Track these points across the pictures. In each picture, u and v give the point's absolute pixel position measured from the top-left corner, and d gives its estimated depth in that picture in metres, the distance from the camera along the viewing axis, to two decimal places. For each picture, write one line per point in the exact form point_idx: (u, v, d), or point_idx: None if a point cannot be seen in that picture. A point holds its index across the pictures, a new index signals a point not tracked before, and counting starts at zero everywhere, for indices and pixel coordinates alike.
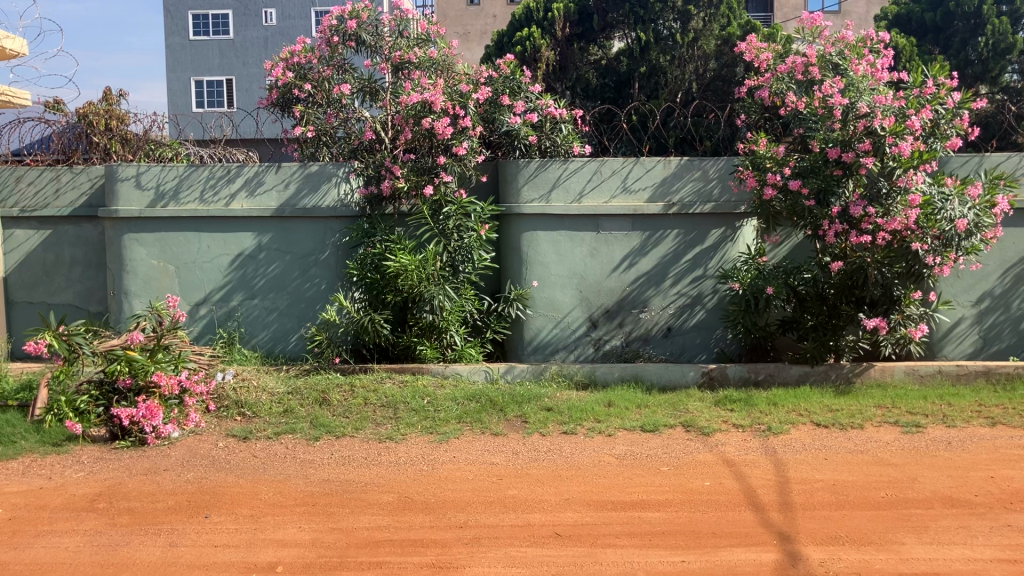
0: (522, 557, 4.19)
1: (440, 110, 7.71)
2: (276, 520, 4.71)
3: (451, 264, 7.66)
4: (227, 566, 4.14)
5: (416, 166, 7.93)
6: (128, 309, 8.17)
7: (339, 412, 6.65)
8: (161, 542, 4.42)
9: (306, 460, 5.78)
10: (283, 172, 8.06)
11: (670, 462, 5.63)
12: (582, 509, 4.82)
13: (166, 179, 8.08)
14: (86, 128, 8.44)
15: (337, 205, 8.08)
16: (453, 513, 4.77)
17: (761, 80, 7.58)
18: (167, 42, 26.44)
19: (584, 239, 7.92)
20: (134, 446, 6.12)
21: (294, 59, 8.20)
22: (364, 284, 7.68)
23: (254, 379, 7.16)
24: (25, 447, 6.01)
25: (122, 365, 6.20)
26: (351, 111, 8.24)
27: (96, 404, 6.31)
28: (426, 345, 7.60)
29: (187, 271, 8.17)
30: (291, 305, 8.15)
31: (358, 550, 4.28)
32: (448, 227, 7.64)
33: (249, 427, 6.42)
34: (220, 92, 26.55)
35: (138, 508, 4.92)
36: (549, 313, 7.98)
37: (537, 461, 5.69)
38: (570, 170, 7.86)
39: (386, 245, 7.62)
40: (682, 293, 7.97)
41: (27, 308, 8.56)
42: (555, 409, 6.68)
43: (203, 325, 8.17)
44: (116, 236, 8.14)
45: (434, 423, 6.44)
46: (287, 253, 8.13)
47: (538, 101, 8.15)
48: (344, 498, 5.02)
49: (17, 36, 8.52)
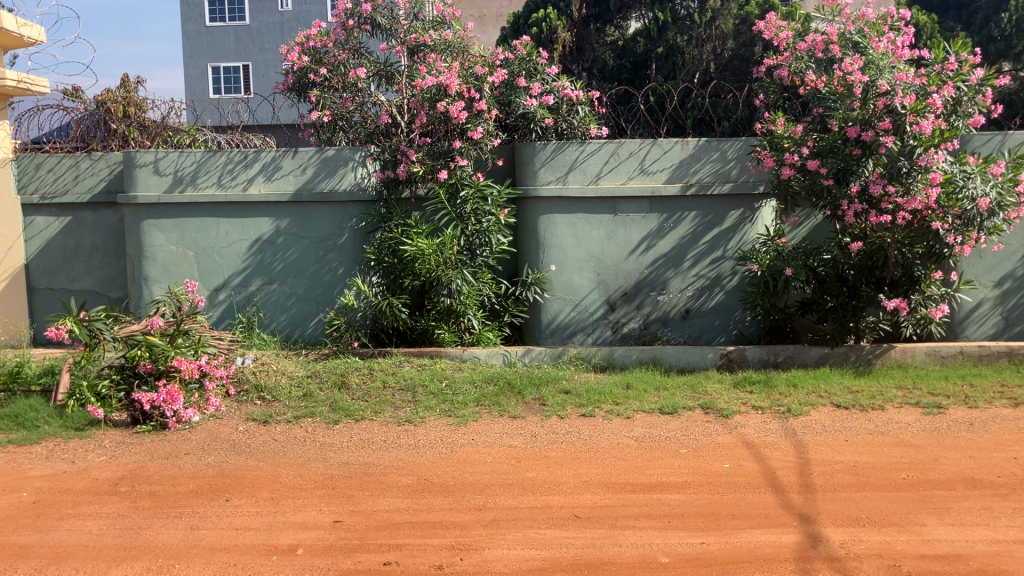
0: (542, 539, 4.19)
1: (455, 93, 7.74)
2: (296, 502, 4.73)
3: (469, 247, 7.70)
4: (248, 549, 4.16)
5: (431, 150, 7.90)
6: (148, 295, 8.21)
7: (358, 395, 6.68)
8: (182, 525, 4.45)
9: (326, 443, 5.80)
10: (299, 157, 8.05)
11: (690, 444, 5.61)
12: (601, 491, 4.82)
13: (184, 165, 8.08)
14: (104, 114, 8.50)
15: (354, 189, 8.09)
16: (472, 495, 4.78)
17: (780, 59, 7.48)
18: (184, 29, 25.92)
19: (601, 222, 7.89)
20: (155, 430, 6.19)
21: (310, 43, 8.18)
22: (381, 268, 7.73)
23: (274, 364, 7.20)
24: (48, 431, 6.12)
25: (143, 350, 6.22)
26: (367, 95, 8.29)
27: (118, 389, 6.34)
28: (444, 329, 7.61)
29: (205, 257, 8.19)
30: (310, 290, 8.19)
31: (378, 532, 4.31)
32: (465, 212, 7.68)
33: (270, 411, 6.46)
34: (236, 78, 25.98)
35: (159, 492, 4.96)
36: (567, 297, 7.94)
37: (557, 443, 5.68)
38: (587, 152, 7.81)
39: (402, 230, 7.67)
40: (700, 275, 7.94)
41: (47, 294, 8.65)
42: (573, 392, 6.68)
43: (222, 309, 8.21)
44: (135, 222, 8.17)
45: (452, 406, 6.45)
46: (305, 238, 8.16)
47: (554, 83, 8.09)
48: (364, 481, 5.04)
49: (35, 23, 8.54)
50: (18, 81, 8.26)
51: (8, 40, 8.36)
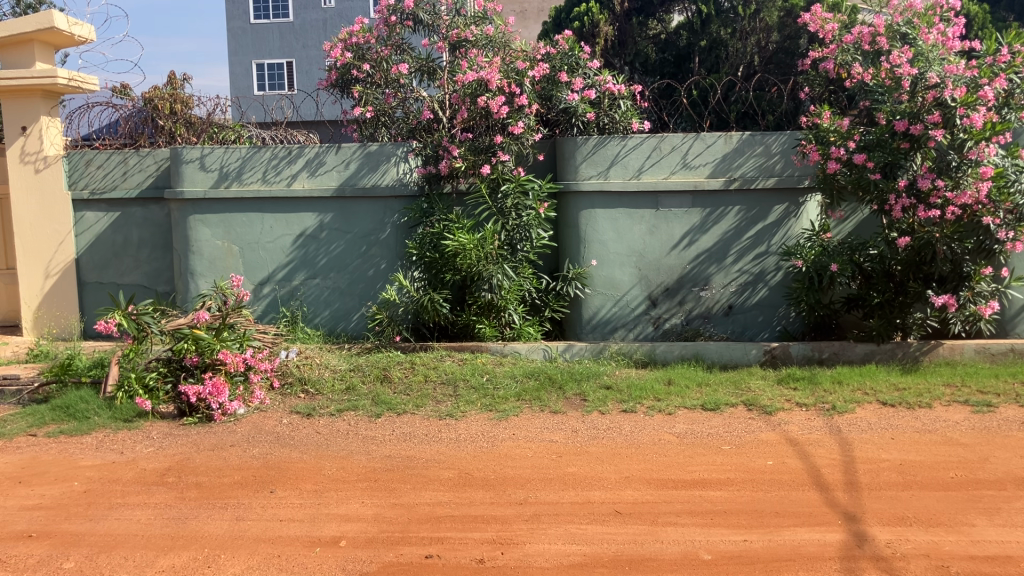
0: (583, 534, 4.19)
1: (496, 88, 7.77)
2: (339, 495, 4.78)
3: (509, 242, 7.66)
4: (292, 540, 4.21)
5: (473, 145, 7.98)
6: (195, 289, 8.34)
7: (399, 389, 6.72)
8: (228, 516, 4.52)
9: (368, 436, 5.85)
10: (342, 153, 8.14)
11: (733, 441, 5.56)
12: (643, 486, 4.80)
13: (230, 161, 8.19)
14: (151, 112, 8.65)
15: (396, 184, 8.12)
16: (513, 490, 4.79)
17: (826, 51, 7.37)
18: (228, 27, 26.12)
19: (643, 217, 7.84)
20: (201, 422, 6.27)
21: (352, 39, 8.19)
22: (423, 263, 7.82)
23: (317, 357, 7.27)
24: (97, 422, 6.23)
25: (189, 343, 6.34)
26: (409, 91, 8.37)
27: (165, 380, 6.48)
28: (485, 324, 7.64)
29: (250, 251, 8.30)
30: (352, 285, 8.25)
31: (420, 526, 4.33)
32: (506, 206, 7.67)
33: (313, 404, 6.53)
34: (280, 74, 26.19)
35: (206, 482, 5.03)
36: (608, 292, 7.92)
37: (598, 439, 5.67)
38: (629, 147, 7.76)
39: (444, 225, 7.74)
40: (744, 270, 7.87)
41: (97, 288, 8.81)
42: (614, 387, 6.66)
43: (267, 303, 8.32)
44: (181, 217, 8.29)
45: (493, 400, 6.46)
46: (348, 233, 8.22)
47: (596, 77, 8.05)
48: (406, 474, 5.08)
49: (86, 22, 8.70)
50: (69, 80, 8.44)
51: (59, 39, 8.53)
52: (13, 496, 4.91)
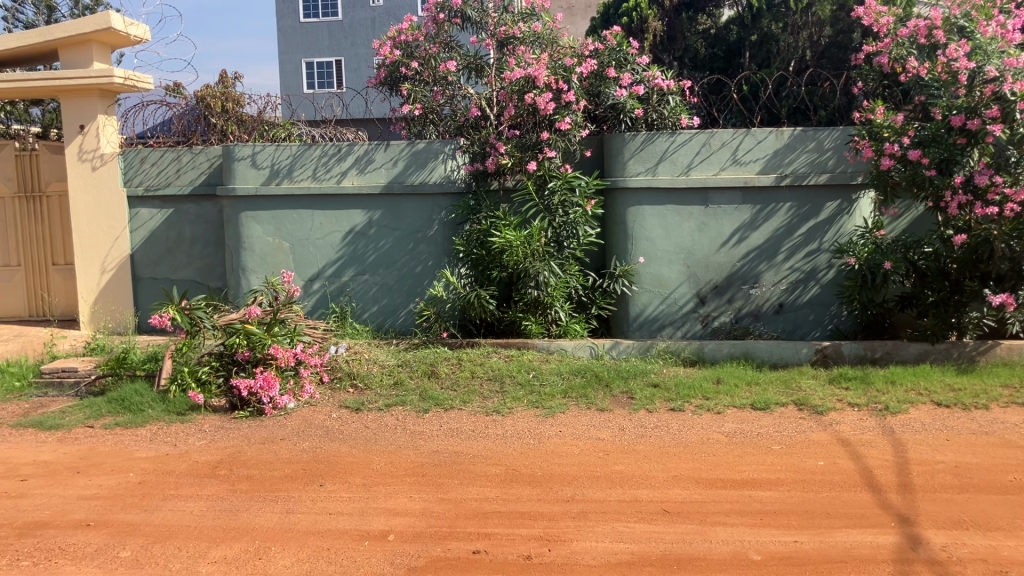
0: (631, 532, 4.17)
1: (544, 85, 7.71)
2: (387, 489, 4.82)
3: (556, 239, 7.69)
4: (341, 533, 4.25)
5: (519, 142, 7.92)
6: (246, 284, 8.46)
7: (447, 385, 6.75)
8: (278, 509, 4.58)
9: (416, 431, 5.88)
10: (391, 151, 8.19)
11: (783, 440, 5.50)
12: (691, 486, 4.77)
13: (281, 158, 8.29)
14: (204, 110, 8.80)
15: (443, 181, 8.16)
16: (560, 487, 4.78)
17: (880, 45, 7.25)
18: (279, 26, 26.52)
19: (692, 213, 7.78)
20: (252, 416, 6.36)
21: (401, 37, 8.29)
22: (470, 260, 7.82)
23: (366, 352, 7.34)
24: (152, 415, 6.35)
25: (240, 338, 6.42)
26: (456, 88, 8.40)
27: (217, 374, 6.58)
28: (531, 321, 7.64)
29: (300, 248, 8.39)
30: (400, 281, 8.31)
31: (467, 521, 4.35)
32: (553, 203, 7.64)
33: (362, 398, 6.59)
34: (329, 72, 26.43)
35: (257, 475, 5.11)
36: (656, 289, 7.86)
37: (646, 437, 5.64)
38: (678, 143, 7.70)
39: (491, 222, 7.71)
40: (794, 268, 7.77)
41: (151, 284, 8.98)
42: (661, 386, 6.61)
43: (316, 299, 8.40)
44: (233, 214, 8.41)
45: (539, 397, 6.46)
46: (396, 230, 8.27)
47: (645, 73, 8.04)
48: (453, 469, 5.10)
49: (141, 23, 8.85)
50: (125, 79, 8.61)
51: (116, 39, 8.71)
52: (71, 486, 5.03)
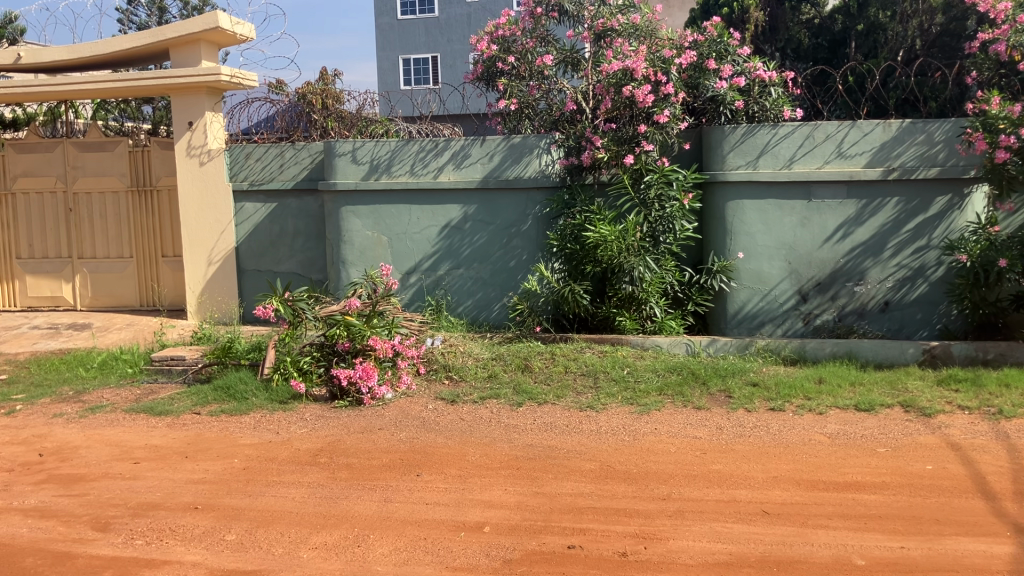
0: (729, 533, 4.10)
1: (642, 77, 7.63)
2: (482, 481, 4.85)
3: (652, 234, 7.61)
4: (438, 523, 4.30)
5: (616, 136, 7.84)
6: (345, 277, 8.63)
7: (540, 378, 6.76)
8: (377, 497, 4.66)
9: (510, 425, 5.90)
10: (487, 145, 8.22)
11: (888, 443, 5.31)
12: (791, 487, 4.65)
13: (380, 153, 8.41)
14: (306, 107, 9.02)
15: (539, 176, 8.16)
16: (656, 484, 4.73)
17: (997, 32, 6.95)
18: (377, 22, 26.97)
19: (794, 208, 7.59)
20: (351, 405, 6.49)
21: (499, 32, 8.32)
22: (564, 255, 7.79)
23: (461, 345, 7.41)
24: (255, 403, 6.54)
25: (341, 329, 6.57)
26: (553, 82, 8.33)
27: (318, 364, 6.77)
28: (626, 316, 7.57)
29: (398, 242, 8.51)
30: (495, 275, 8.35)
31: (562, 516, 4.34)
32: (650, 197, 7.55)
33: (456, 391, 6.65)
34: (425, 69, 26.71)
35: (356, 464, 5.20)
36: (756, 286, 7.70)
37: (744, 437, 5.53)
38: (780, 136, 7.51)
39: (586, 216, 7.68)
40: (902, 265, 7.50)
41: (255, 276, 9.24)
42: (761, 385, 6.47)
43: (413, 292, 8.53)
44: (334, 208, 8.59)
45: (635, 394, 6.40)
46: (491, 224, 8.32)
47: (746, 64, 7.84)
48: (548, 464, 5.10)
49: (246, 22, 9.09)
50: (231, 77, 8.88)
51: (224, 38, 8.99)
52: (180, 470, 5.22)
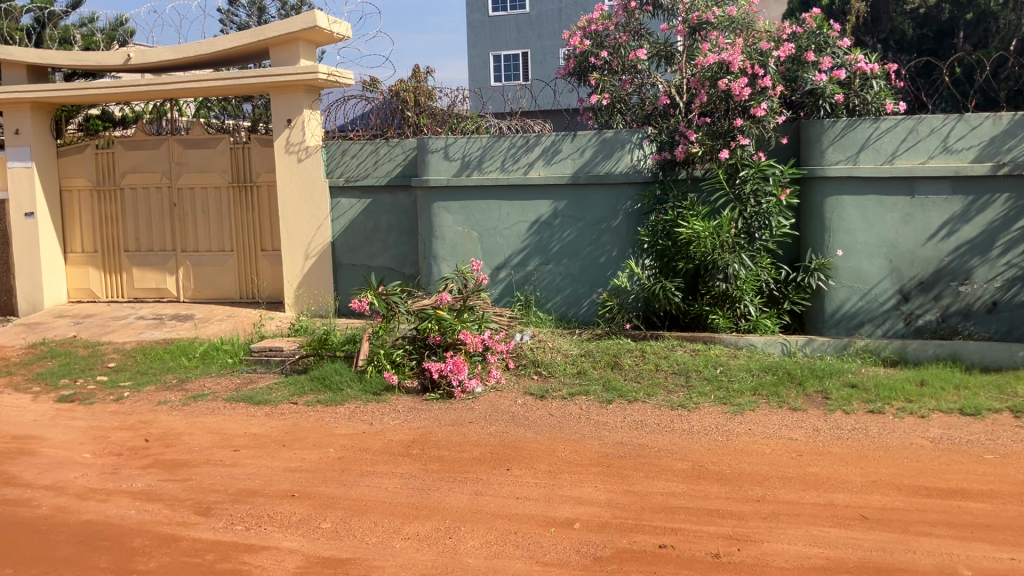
0: (826, 537, 3.99)
1: (738, 70, 7.51)
2: (573, 477, 4.84)
3: (747, 231, 7.46)
4: (528, 518, 4.31)
5: (711, 130, 7.70)
6: (436, 272, 8.71)
7: (631, 376, 6.71)
8: (468, 490, 4.70)
9: (600, 422, 5.87)
10: (578, 140, 8.19)
11: (996, 450, 5.09)
12: (892, 492, 4.50)
13: (472, 149, 8.48)
14: (399, 104, 9.17)
15: (631, 171, 8.09)
16: (750, 486, 4.65)
17: None
18: (469, 19, 27.14)
19: (896, 204, 7.34)
20: (442, 398, 6.54)
21: (591, 27, 8.38)
22: (655, 251, 7.75)
23: (550, 341, 7.40)
24: (350, 394, 6.66)
25: (433, 323, 6.72)
26: (646, 76, 8.27)
27: (410, 357, 6.88)
28: (719, 314, 7.45)
29: (488, 238, 8.56)
30: (584, 271, 8.32)
31: (653, 515, 4.30)
32: (745, 193, 7.42)
33: (546, 386, 6.64)
34: (516, 65, 26.76)
35: (447, 457, 5.26)
36: (854, 284, 7.47)
37: (842, 439, 5.38)
38: (882, 130, 7.27)
39: (679, 212, 7.60)
40: (1011, 264, 7.18)
41: (350, 270, 9.42)
42: (859, 386, 6.29)
43: (502, 288, 8.57)
44: (426, 204, 8.68)
45: (728, 394, 6.29)
46: (581, 220, 8.28)
47: (846, 56, 7.63)
48: (639, 462, 5.06)
49: (343, 21, 9.26)
50: (329, 75, 9.08)
51: (321, 37, 9.19)
52: (278, 458, 5.37)
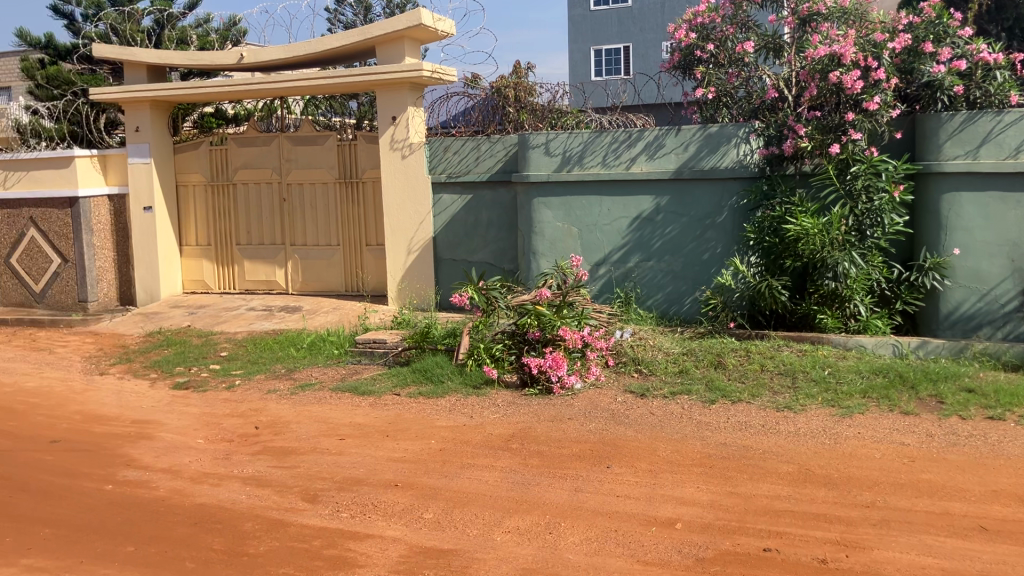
0: (941, 547, 3.83)
1: (851, 62, 7.28)
2: (675, 477, 4.78)
3: (858, 228, 7.25)
4: (629, 517, 4.28)
5: (821, 124, 7.51)
6: (536, 268, 8.71)
7: (734, 376, 6.58)
8: (568, 486, 4.69)
9: (703, 422, 5.78)
10: (682, 135, 8.06)
11: None
12: (1014, 503, 4.29)
13: (573, 145, 8.44)
14: (500, 100, 9.19)
15: (736, 166, 7.94)
16: (859, 491, 4.50)
17: None
18: (570, 14, 27.06)
19: (1020, 201, 6.99)
20: (541, 394, 6.55)
21: (697, 20, 8.16)
22: (761, 248, 7.58)
23: (651, 339, 7.32)
24: (451, 387, 6.75)
25: (532, 318, 6.71)
26: (753, 70, 8.11)
27: (509, 352, 6.89)
28: (827, 314, 7.24)
29: (589, 234, 8.53)
30: (687, 268, 8.21)
31: (758, 517, 4.21)
32: (855, 189, 7.20)
33: (647, 385, 6.57)
34: (617, 59, 26.56)
35: (547, 452, 5.26)
36: (973, 285, 7.14)
37: (958, 446, 5.16)
38: (1005, 123, 6.95)
39: (786, 208, 7.44)
40: None
41: (451, 265, 9.53)
42: (977, 392, 6.01)
43: (602, 284, 8.52)
44: (527, 200, 8.70)
45: (836, 396, 6.11)
46: (685, 216, 8.18)
47: (968, 46, 7.34)
48: (743, 464, 4.96)
49: (446, 17, 9.33)
50: (432, 72, 9.16)
51: (425, 34, 9.29)
52: (381, 448, 5.47)
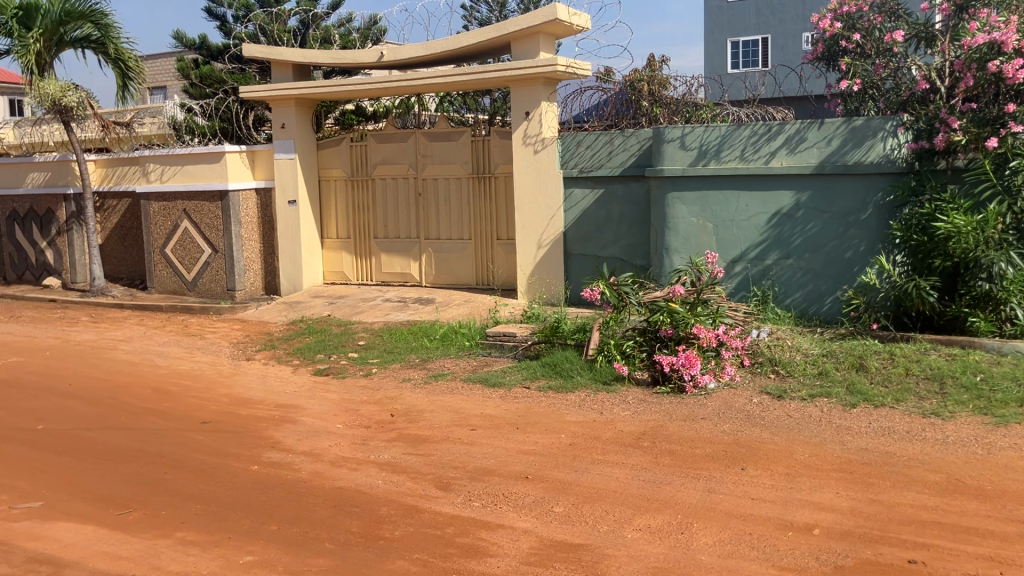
0: None
1: (1013, 50, 6.85)
2: (813, 482, 4.63)
3: (1016, 227, 6.83)
4: (764, 520, 4.17)
5: (977, 117, 7.12)
6: (669, 264, 8.60)
7: (877, 379, 6.30)
8: (701, 487, 4.61)
9: (843, 426, 5.57)
10: (826, 128, 7.80)
11: None
12: None
13: (710, 139, 8.29)
14: (633, 93, 9.11)
15: (882, 161, 7.57)
16: (1016, 506, 4.23)
17: None
18: (707, 5, 26.54)
19: None
20: (673, 392, 6.45)
21: (843, 9, 8.05)
22: (908, 247, 7.27)
23: (788, 339, 7.09)
24: (580, 382, 6.76)
25: (664, 316, 6.65)
26: (902, 60, 7.86)
27: (640, 349, 6.83)
28: (979, 317, 6.81)
29: (725, 229, 8.34)
30: (828, 266, 7.92)
31: (902, 527, 4.02)
32: (1014, 184, 6.79)
33: (783, 386, 6.39)
34: (755, 51, 25.88)
35: (678, 451, 5.19)
36: None
37: None
38: None
39: (937, 205, 7.08)
40: None
41: (582, 260, 9.50)
42: None
43: (737, 282, 8.36)
44: (661, 195, 8.60)
45: (990, 403, 5.76)
46: (827, 212, 7.88)
47: None
48: (886, 471, 4.75)
49: (582, 12, 9.30)
50: (567, 67, 9.14)
51: (561, 29, 9.30)
52: (512, 440, 5.52)
